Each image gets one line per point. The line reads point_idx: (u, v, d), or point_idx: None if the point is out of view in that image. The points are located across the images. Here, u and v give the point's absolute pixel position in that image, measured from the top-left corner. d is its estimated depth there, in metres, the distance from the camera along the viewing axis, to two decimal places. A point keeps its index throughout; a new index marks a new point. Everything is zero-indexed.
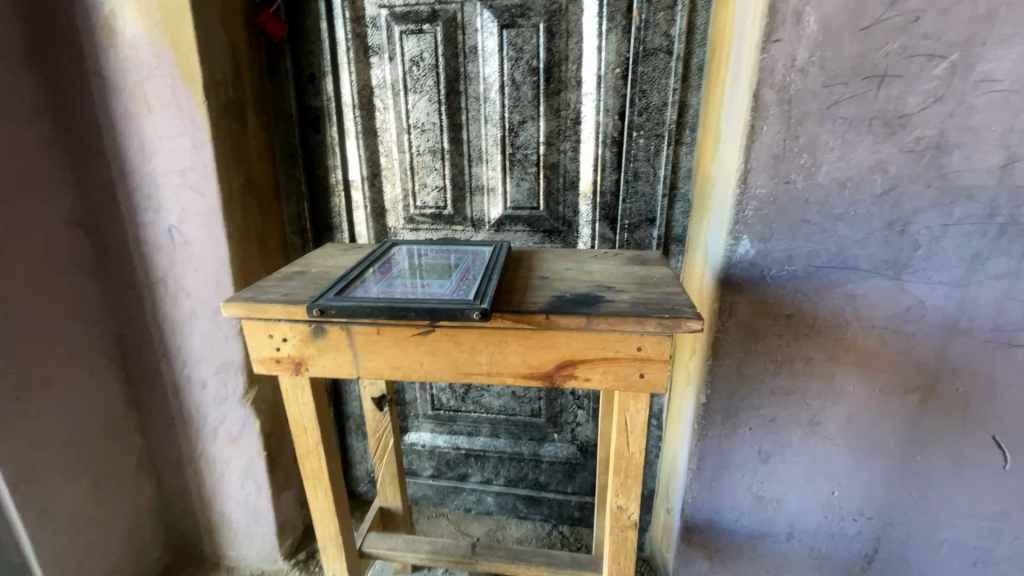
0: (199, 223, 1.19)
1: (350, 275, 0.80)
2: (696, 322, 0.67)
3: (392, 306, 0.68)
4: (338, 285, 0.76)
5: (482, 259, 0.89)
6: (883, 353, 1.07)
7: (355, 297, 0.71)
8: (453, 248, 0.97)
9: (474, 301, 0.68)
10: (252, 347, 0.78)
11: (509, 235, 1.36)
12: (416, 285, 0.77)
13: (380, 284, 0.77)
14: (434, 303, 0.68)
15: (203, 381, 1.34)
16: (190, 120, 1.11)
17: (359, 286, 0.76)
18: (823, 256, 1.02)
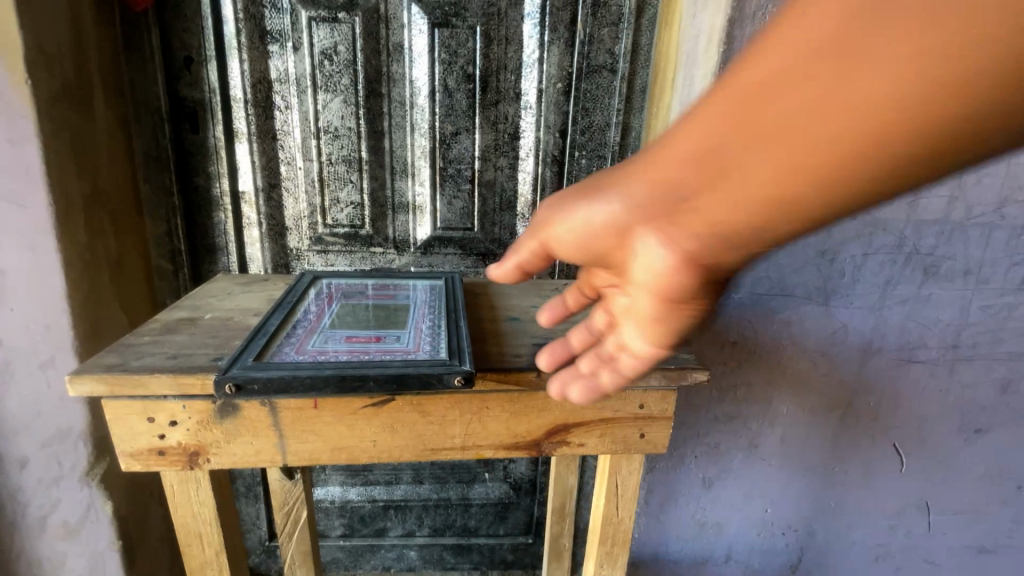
0: (19, 246, 0.86)
1: (268, 328, 0.61)
2: (701, 373, 0.59)
3: (343, 374, 0.52)
4: (255, 343, 0.57)
5: (435, 298, 0.74)
6: (814, 375, 1.09)
7: (284, 364, 0.52)
8: (394, 281, 0.80)
9: (452, 361, 0.55)
10: (119, 438, 0.54)
11: (438, 259, 1.22)
12: (363, 339, 0.60)
13: (314, 340, 0.59)
14: (400, 368, 0.53)
15: (24, 459, 0.99)
16: (3, 104, 0.79)
17: (285, 344, 0.58)
18: (765, 284, 1.01)
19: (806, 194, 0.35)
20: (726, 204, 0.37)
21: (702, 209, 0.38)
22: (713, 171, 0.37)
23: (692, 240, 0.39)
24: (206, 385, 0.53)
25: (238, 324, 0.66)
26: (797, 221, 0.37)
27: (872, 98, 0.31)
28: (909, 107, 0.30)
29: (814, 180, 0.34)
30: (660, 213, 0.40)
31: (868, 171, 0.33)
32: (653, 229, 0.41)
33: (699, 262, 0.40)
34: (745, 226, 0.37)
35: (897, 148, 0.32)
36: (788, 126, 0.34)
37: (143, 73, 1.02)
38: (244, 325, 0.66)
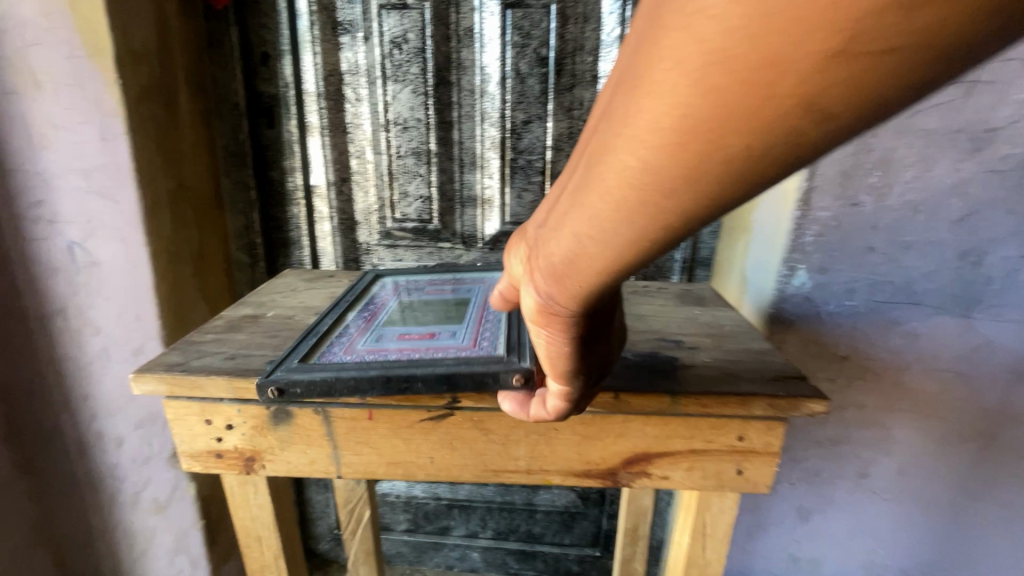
0: (112, 240, 0.91)
1: (320, 327, 0.58)
2: (818, 403, 0.49)
3: (390, 374, 0.47)
4: (303, 343, 0.54)
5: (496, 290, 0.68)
6: (944, 399, 0.90)
7: (329, 365, 0.49)
8: (456, 274, 0.75)
9: (510, 360, 0.49)
10: (179, 438, 0.53)
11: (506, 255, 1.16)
12: (416, 335, 0.56)
13: (364, 338, 0.55)
14: (452, 369, 0.48)
15: (118, 439, 1.05)
16: (98, 104, 0.84)
17: (334, 343, 0.54)
18: (886, 290, 0.84)
19: (656, 194, 0.34)
20: (586, 213, 0.37)
21: (568, 223, 0.39)
22: (576, 185, 0.38)
23: (569, 261, 0.40)
24: None
25: (298, 323, 0.64)
26: (666, 221, 0.35)
27: (679, 82, 0.29)
28: (720, 79, 0.27)
29: (664, 176, 0.33)
30: (545, 233, 0.42)
31: (713, 156, 0.31)
32: (540, 251, 0.42)
33: (581, 268, 0.40)
34: (609, 231, 0.37)
35: (731, 120, 0.29)
36: (617, 128, 0.33)
37: (224, 70, 1.04)
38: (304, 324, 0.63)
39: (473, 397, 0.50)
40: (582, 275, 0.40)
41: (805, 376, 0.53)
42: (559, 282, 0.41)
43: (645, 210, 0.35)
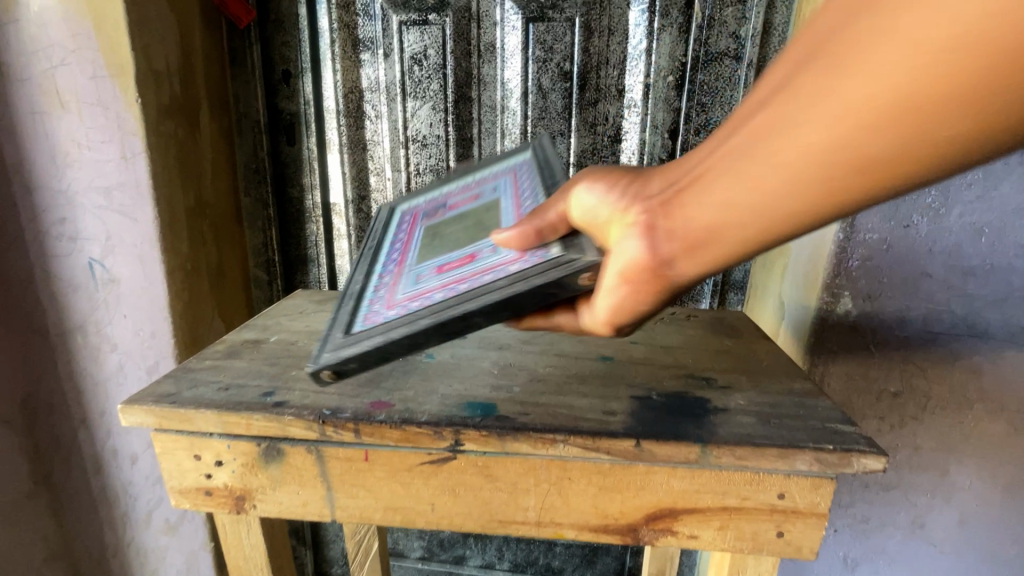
0: (130, 257, 0.90)
1: (361, 292, 0.57)
2: (875, 460, 0.42)
3: (438, 321, 0.43)
4: (342, 315, 0.54)
5: (527, 175, 0.63)
6: (1015, 442, 0.79)
7: (375, 329, 0.46)
8: (475, 174, 0.72)
9: (573, 257, 0.44)
10: (168, 473, 0.50)
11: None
12: (458, 265, 0.51)
13: (406, 285, 0.53)
14: (501, 295, 0.43)
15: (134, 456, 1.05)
16: (119, 123, 0.83)
17: (376, 304, 0.52)
18: (946, 320, 0.75)
19: (818, 178, 0.34)
20: (736, 186, 0.37)
21: (702, 194, 0.39)
22: (726, 162, 0.37)
23: (697, 229, 0.40)
24: (250, 425, 0.48)
25: (299, 350, 0.61)
26: (818, 203, 0.36)
27: (895, 81, 0.30)
28: (933, 82, 0.29)
29: (837, 160, 0.33)
30: (672, 201, 0.40)
31: (886, 149, 0.32)
32: (664, 216, 0.41)
33: (712, 242, 0.40)
34: (757, 207, 0.37)
35: (921, 119, 0.30)
36: (801, 107, 0.33)
37: (246, 87, 1.04)
38: (306, 352, 0.61)
39: (477, 440, 0.45)
40: (714, 247, 0.40)
41: (857, 426, 0.47)
42: (683, 249, 0.41)
43: (800, 191, 0.35)
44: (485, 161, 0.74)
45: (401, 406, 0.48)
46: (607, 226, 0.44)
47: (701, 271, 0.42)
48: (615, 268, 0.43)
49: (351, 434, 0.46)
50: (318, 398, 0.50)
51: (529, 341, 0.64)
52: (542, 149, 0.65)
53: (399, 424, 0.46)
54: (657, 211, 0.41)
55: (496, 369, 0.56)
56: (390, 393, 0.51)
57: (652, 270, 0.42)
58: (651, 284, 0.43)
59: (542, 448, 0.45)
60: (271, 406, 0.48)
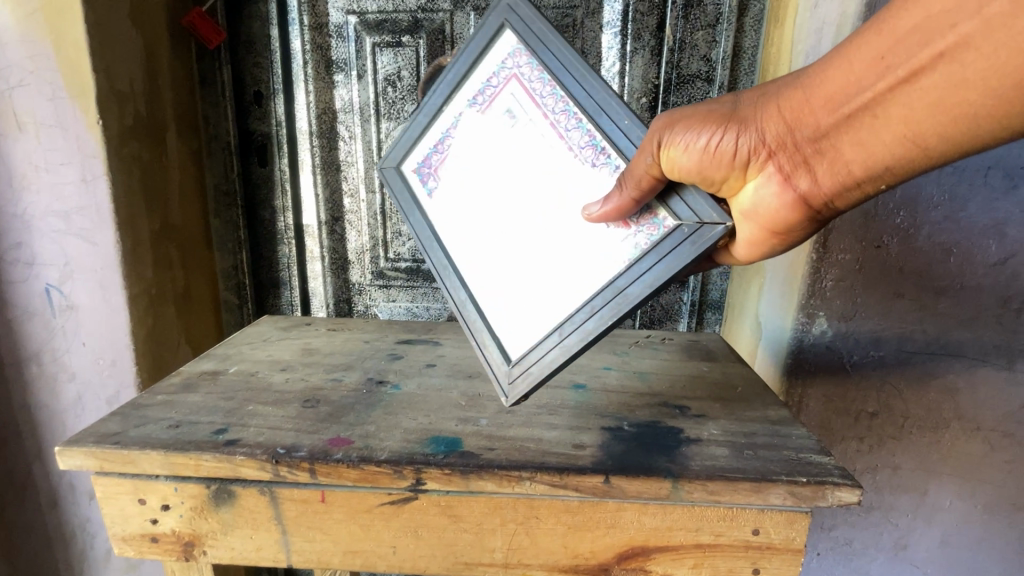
0: (89, 282, 0.86)
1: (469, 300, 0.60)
2: (849, 492, 0.42)
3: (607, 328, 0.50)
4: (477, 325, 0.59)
5: (537, 76, 0.57)
6: (992, 461, 0.79)
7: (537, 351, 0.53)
8: (462, 92, 0.62)
9: (699, 227, 0.49)
10: (112, 519, 0.48)
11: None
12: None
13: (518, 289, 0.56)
14: (655, 288, 0.49)
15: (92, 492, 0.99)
16: (79, 145, 0.81)
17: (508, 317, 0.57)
18: (919, 340, 0.75)
19: (941, 134, 0.41)
20: (878, 137, 0.44)
21: (850, 141, 0.45)
22: (868, 112, 0.43)
23: (846, 171, 0.47)
24: (200, 466, 0.45)
25: (259, 383, 0.59)
26: (939, 155, 0.43)
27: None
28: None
29: (962, 122, 0.40)
30: (815, 144, 0.47)
31: (1010, 117, 0.38)
32: (810, 159, 0.48)
33: (873, 180, 0.47)
34: (898, 156, 0.44)
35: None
36: (945, 71, 0.39)
37: (216, 108, 1.03)
38: (266, 384, 0.59)
39: (439, 479, 0.44)
40: (867, 185, 0.47)
41: (832, 456, 0.46)
42: (833, 188, 0.48)
43: (920, 144, 0.43)
44: (454, 67, 0.62)
45: (361, 443, 0.47)
46: (733, 167, 0.50)
47: (849, 202, 0.50)
48: (761, 211, 0.53)
49: (307, 474, 0.45)
50: (273, 435, 0.48)
51: None
52: (525, 21, 0.58)
53: (358, 463, 0.44)
54: (793, 154, 0.49)
55: (464, 401, 0.55)
56: (350, 429, 0.49)
57: (798, 207, 0.51)
58: (798, 217, 0.52)
59: (508, 486, 0.44)
60: (223, 445, 0.46)
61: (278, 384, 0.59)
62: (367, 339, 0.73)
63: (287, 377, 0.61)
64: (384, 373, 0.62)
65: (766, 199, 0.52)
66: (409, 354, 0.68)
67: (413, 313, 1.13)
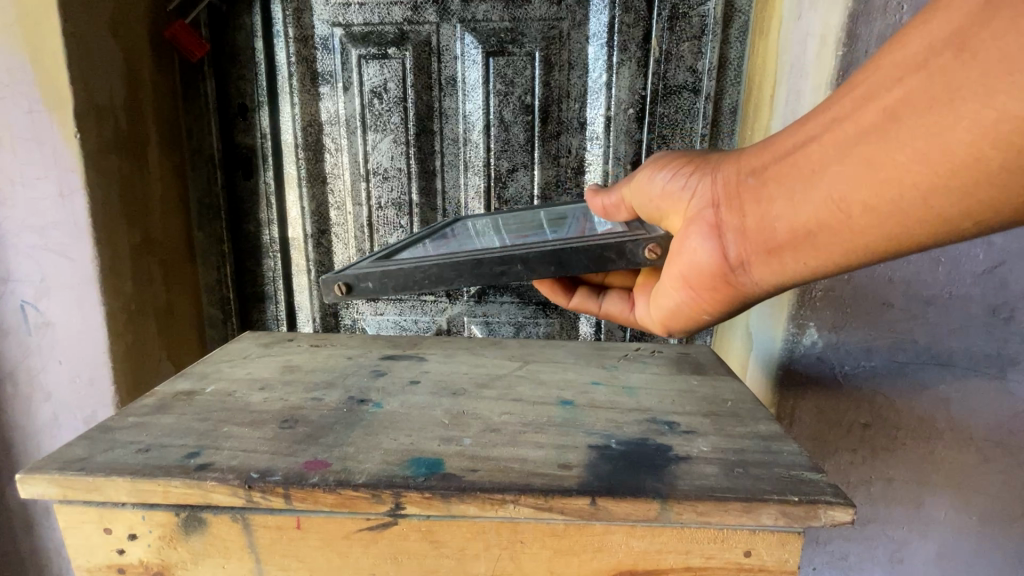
0: (65, 299, 0.84)
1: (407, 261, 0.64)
2: (842, 511, 0.42)
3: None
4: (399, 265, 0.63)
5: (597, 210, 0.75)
6: (985, 471, 0.78)
7: None
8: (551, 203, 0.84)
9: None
10: (76, 550, 0.48)
11: (490, 310, 1.09)
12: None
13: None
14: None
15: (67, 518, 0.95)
16: (56, 159, 0.79)
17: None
18: (909, 350, 0.74)
19: (865, 202, 0.42)
20: (807, 195, 0.45)
21: (782, 196, 0.47)
22: (806, 168, 0.45)
23: (773, 229, 0.48)
24: (168, 493, 0.45)
25: (236, 403, 0.57)
26: (862, 228, 0.43)
27: (962, 138, 0.36)
28: (991, 148, 0.35)
29: (889, 189, 0.41)
30: (751, 196, 0.49)
31: (924, 203, 0.39)
32: (741, 212, 0.50)
33: (797, 246, 0.47)
34: (823, 220, 0.45)
35: (966, 174, 0.37)
36: (879, 134, 0.40)
37: (200, 121, 1.02)
38: (243, 404, 0.57)
39: (420, 503, 0.43)
40: (791, 252, 0.48)
41: (824, 472, 0.46)
42: (756, 250, 0.50)
43: (846, 209, 0.43)
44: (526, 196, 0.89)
45: (339, 466, 0.46)
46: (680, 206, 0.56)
47: (768, 270, 0.50)
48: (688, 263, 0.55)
49: (281, 499, 0.44)
50: (248, 458, 0.47)
51: (485, 385, 0.62)
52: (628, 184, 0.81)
53: (334, 488, 0.44)
54: (732, 206, 0.51)
55: (448, 419, 0.54)
56: (329, 451, 0.48)
57: (720, 264, 0.52)
58: (717, 277, 0.53)
59: (491, 509, 0.43)
60: (193, 470, 0.46)
61: (256, 404, 0.57)
62: (350, 355, 0.71)
63: (266, 396, 0.59)
64: (366, 391, 0.61)
65: (697, 250, 0.54)
66: (392, 370, 0.66)
67: (400, 327, 1.11)
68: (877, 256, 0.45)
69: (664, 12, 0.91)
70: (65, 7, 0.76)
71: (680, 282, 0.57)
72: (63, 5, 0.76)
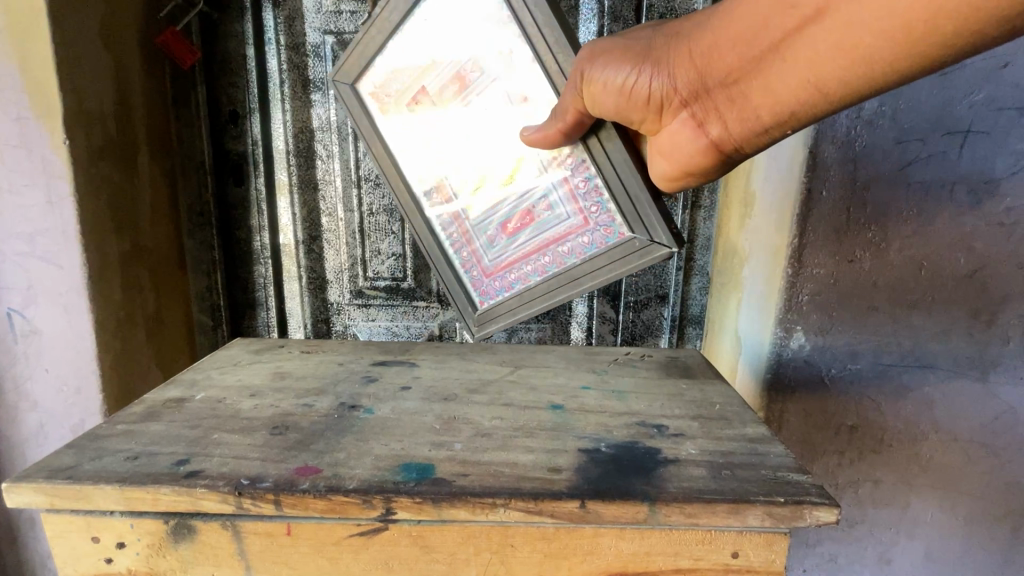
0: (53, 307, 0.83)
1: (443, 254, 0.75)
2: (827, 511, 0.42)
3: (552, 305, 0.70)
4: (448, 279, 0.75)
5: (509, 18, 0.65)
6: (969, 472, 0.79)
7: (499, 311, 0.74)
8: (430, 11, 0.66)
9: (649, 245, 0.64)
10: (62, 559, 0.48)
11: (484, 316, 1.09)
12: (523, 225, 0.69)
13: (486, 249, 0.73)
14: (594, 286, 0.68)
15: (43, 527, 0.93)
16: (45, 166, 0.79)
17: (474, 272, 0.74)
18: (894, 353, 0.75)
19: (841, 81, 0.44)
20: (784, 83, 0.46)
21: (758, 86, 0.48)
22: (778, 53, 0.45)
23: (755, 116, 0.50)
24: (157, 500, 0.45)
25: (225, 410, 0.57)
26: (839, 100, 0.46)
27: (920, 13, 0.38)
28: (946, 17, 0.37)
29: (860, 67, 0.42)
30: (726, 92, 0.50)
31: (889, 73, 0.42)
32: (722, 103, 0.51)
33: (779, 124, 0.50)
34: (801, 101, 0.47)
35: (929, 42, 0.39)
36: (844, 13, 0.41)
37: (191, 129, 1.02)
38: (233, 411, 0.57)
39: (411, 508, 0.44)
40: (774, 130, 0.51)
41: (809, 473, 0.47)
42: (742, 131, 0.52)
43: (822, 90, 0.45)
44: None
45: (330, 472, 0.46)
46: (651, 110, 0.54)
47: (757, 144, 0.53)
48: (682, 159, 0.56)
49: (272, 506, 0.44)
50: (238, 465, 0.47)
51: (476, 390, 0.62)
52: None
53: (325, 493, 0.44)
54: (710, 100, 0.51)
55: (438, 425, 0.54)
56: (319, 457, 0.48)
57: (712, 154, 0.55)
58: (710, 162, 0.55)
59: (481, 514, 0.43)
60: (183, 477, 0.46)
61: (246, 412, 0.57)
62: (341, 361, 0.71)
63: (256, 403, 0.59)
64: (357, 397, 0.61)
65: (683, 146, 0.55)
66: (383, 376, 0.66)
67: (392, 333, 1.12)
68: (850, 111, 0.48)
69: (651, 21, 0.93)
70: (56, 13, 0.76)
71: (677, 165, 0.58)
72: (52, 11, 0.76)
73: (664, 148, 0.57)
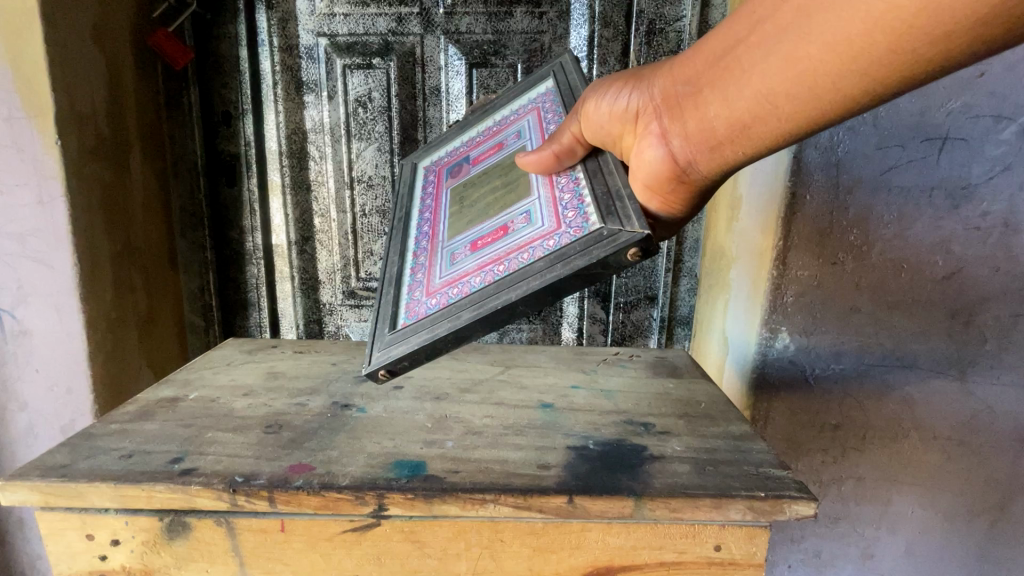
0: (45, 307, 0.83)
1: (396, 277, 0.58)
2: (806, 505, 0.44)
3: (484, 314, 0.46)
4: (386, 305, 0.55)
5: (553, 109, 0.61)
6: (948, 469, 0.81)
7: (421, 328, 0.49)
8: (493, 115, 0.69)
9: (617, 231, 0.45)
10: (56, 557, 0.48)
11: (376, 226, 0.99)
12: (492, 241, 0.52)
13: (440, 267, 0.54)
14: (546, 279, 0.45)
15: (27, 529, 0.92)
16: (37, 166, 0.78)
17: (416, 292, 0.54)
18: (876, 353, 0.77)
19: (792, 92, 0.40)
20: (740, 92, 0.42)
21: (717, 95, 0.43)
22: (738, 67, 0.42)
23: (711, 127, 0.45)
24: (152, 498, 0.45)
25: (219, 409, 0.58)
26: (792, 122, 0.41)
27: (861, 26, 0.35)
28: (882, 36, 0.34)
29: (808, 78, 0.38)
30: (688, 101, 0.45)
31: (837, 95, 0.38)
32: (683, 115, 0.46)
33: (736, 139, 0.44)
34: (759, 112, 0.42)
35: (875, 58, 0.35)
36: (797, 27, 0.38)
37: (183, 129, 1.02)
38: (226, 410, 0.58)
39: (403, 504, 0.45)
40: (730, 149, 0.45)
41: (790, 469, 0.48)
42: (700, 148, 0.46)
43: (776, 103, 0.41)
44: (499, 100, 0.71)
45: (323, 469, 0.47)
46: (628, 123, 0.49)
47: (718, 165, 0.47)
48: (640, 173, 0.49)
49: (266, 502, 0.45)
50: (233, 463, 0.48)
51: (468, 389, 0.64)
52: (566, 73, 0.64)
53: (318, 491, 0.45)
54: (674, 112, 0.46)
55: (430, 423, 0.55)
56: (313, 455, 0.49)
57: (670, 169, 0.48)
58: (674, 182, 0.48)
59: (472, 509, 0.45)
60: (178, 475, 0.46)
61: (239, 410, 0.58)
62: (335, 361, 0.72)
63: (249, 402, 0.60)
64: (350, 396, 0.62)
65: (644, 158, 0.48)
66: None
67: None
68: (809, 133, 0.42)
69: (641, 27, 0.95)
70: (47, 15, 0.76)
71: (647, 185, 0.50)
72: (44, 13, 0.76)
73: (635, 165, 0.49)
